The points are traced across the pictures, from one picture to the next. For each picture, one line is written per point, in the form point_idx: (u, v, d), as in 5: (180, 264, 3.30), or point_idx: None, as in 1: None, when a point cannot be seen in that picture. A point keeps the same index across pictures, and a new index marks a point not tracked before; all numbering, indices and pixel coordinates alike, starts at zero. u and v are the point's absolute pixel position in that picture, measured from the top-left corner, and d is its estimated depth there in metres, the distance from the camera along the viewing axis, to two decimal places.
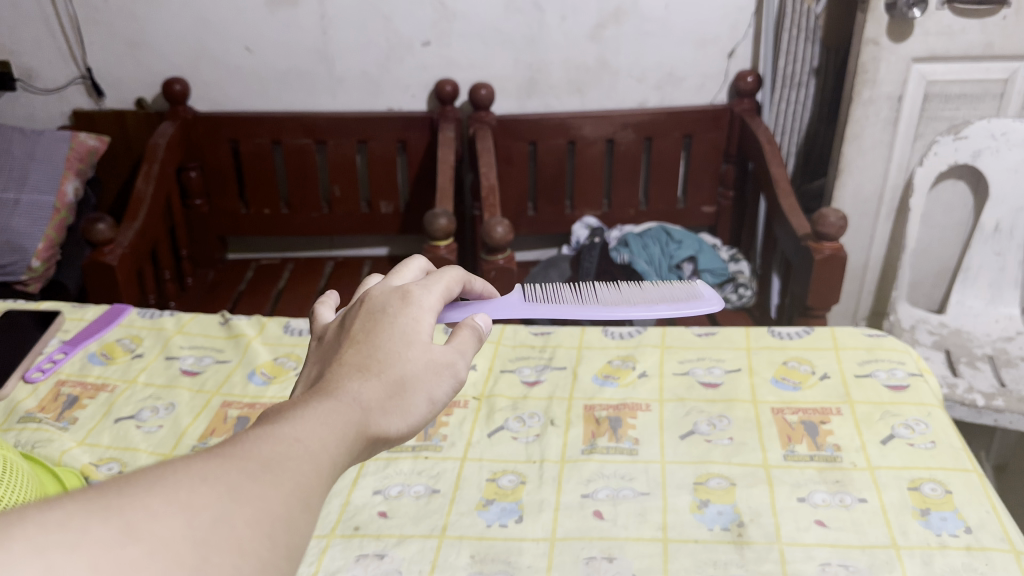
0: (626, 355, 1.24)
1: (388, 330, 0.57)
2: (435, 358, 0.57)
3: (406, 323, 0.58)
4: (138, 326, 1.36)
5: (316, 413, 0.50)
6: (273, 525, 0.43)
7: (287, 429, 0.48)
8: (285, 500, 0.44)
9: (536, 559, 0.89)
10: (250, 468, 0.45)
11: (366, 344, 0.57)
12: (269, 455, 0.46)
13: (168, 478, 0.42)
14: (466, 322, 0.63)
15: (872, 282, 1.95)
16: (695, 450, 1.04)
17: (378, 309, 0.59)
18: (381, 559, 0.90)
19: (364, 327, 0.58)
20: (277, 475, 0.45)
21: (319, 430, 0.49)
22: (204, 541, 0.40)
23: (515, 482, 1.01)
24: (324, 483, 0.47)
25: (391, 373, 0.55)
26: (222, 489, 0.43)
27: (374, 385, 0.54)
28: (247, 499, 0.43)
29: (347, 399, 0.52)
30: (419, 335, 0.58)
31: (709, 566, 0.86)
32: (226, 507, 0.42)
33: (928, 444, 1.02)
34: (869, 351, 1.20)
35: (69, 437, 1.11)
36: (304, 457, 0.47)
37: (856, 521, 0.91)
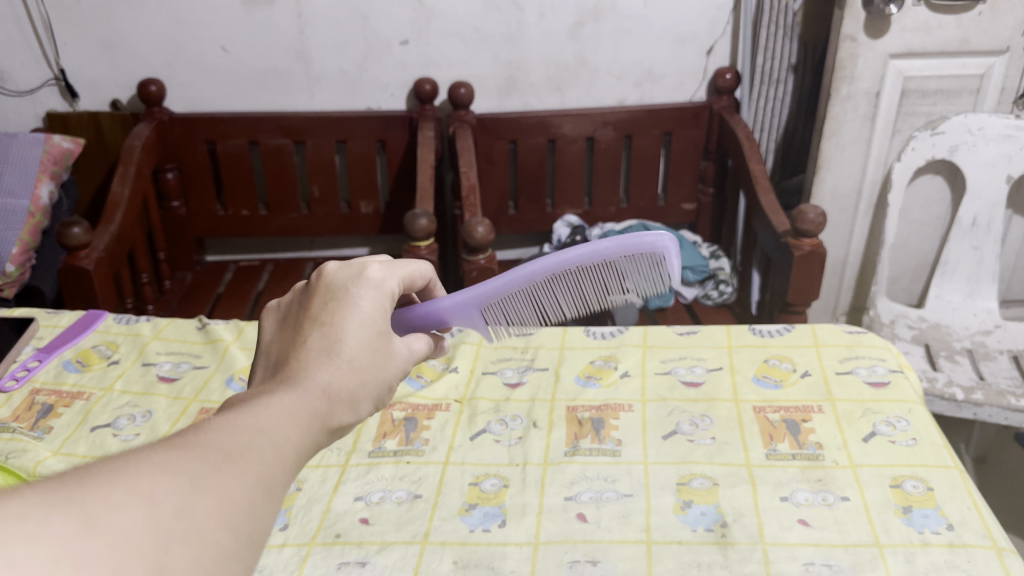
0: (608, 356, 1.24)
1: (353, 312, 0.57)
2: (388, 345, 0.59)
3: (370, 305, 0.58)
4: (114, 333, 1.34)
5: (284, 404, 0.50)
6: (236, 515, 0.42)
7: (251, 419, 0.48)
8: (247, 490, 0.43)
9: (520, 564, 0.89)
10: (211, 457, 0.44)
11: (328, 327, 0.56)
12: (230, 446, 0.45)
13: (129, 468, 0.41)
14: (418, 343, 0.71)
15: (852, 277, 1.96)
16: (677, 450, 1.04)
17: (340, 288, 0.59)
18: (363, 566, 0.89)
19: (327, 307, 0.58)
20: (240, 466, 0.44)
21: (285, 421, 0.49)
22: (166, 532, 0.39)
23: (498, 486, 1.00)
24: (286, 472, 0.47)
25: (355, 358, 0.56)
26: (183, 478, 0.42)
27: (342, 372, 0.54)
28: (209, 489, 0.42)
29: (316, 388, 0.52)
30: (379, 318, 0.59)
31: (693, 568, 0.86)
32: (188, 498, 0.41)
33: (909, 441, 1.02)
34: (849, 349, 1.21)
35: (43, 447, 1.09)
36: (267, 447, 0.46)
37: (839, 519, 0.91)
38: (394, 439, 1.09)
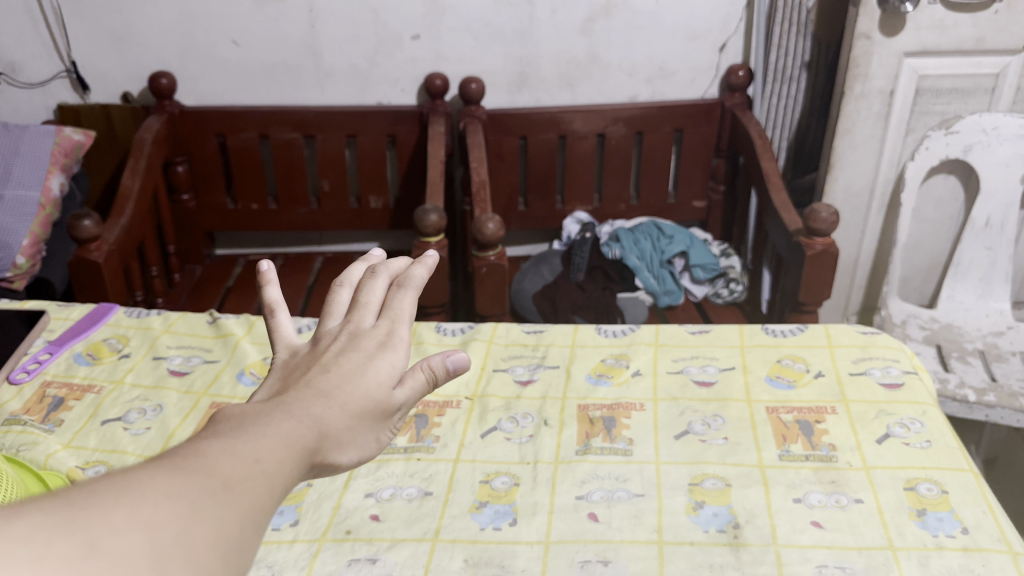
0: (620, 354, 1.23)
1: (361, 364, 0.55)
2: (392, 403, 0.55)
3: (381, 362, 0.56)
4: (125, 326, 1.34)
5: (276, 430, 0.49)
6: (227, 545, 0.41)
7: (249, 448, 0.47)
8: (242, 520, 0.43)
9: (531, 562, 0.88)
10: (210, 485, 0.43)
11: (332, 371, 0.55)
12: (228, 474, 0.44)
13: (131, 492, 0.41)
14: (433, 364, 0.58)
15: (863, 277, 1.95)
16: (689, 450, 1.03)
17: (358, 340, 0.57)
18: (373, 563, 0.89)
19: (336, 355, 0.56)
20: (237, 493, 0.44)
21: (276, 453, 0.48)
22: (162, 557, 0.39)
23: (509, 484, 1.00)
24: (275, 503, 0.46)
25: (354, 405, 0.53)
26: (182, 504, 0.41)
27: (336, 415, 0.52)
28: (206, 516, 0.41)
29: (307, 419, 0.51)
30: (389, 376, 0.56)
31: (705, 569, 0.86)
32: (186, 523, 0.41)
33: (924, 443, 1.01)
34: (862, 349, 1.20)
35: (54, 440, 1.08)
36: (265, 477, 0.46)
37: (852, 522, 0.90)
38: (405, 435, 1.09)
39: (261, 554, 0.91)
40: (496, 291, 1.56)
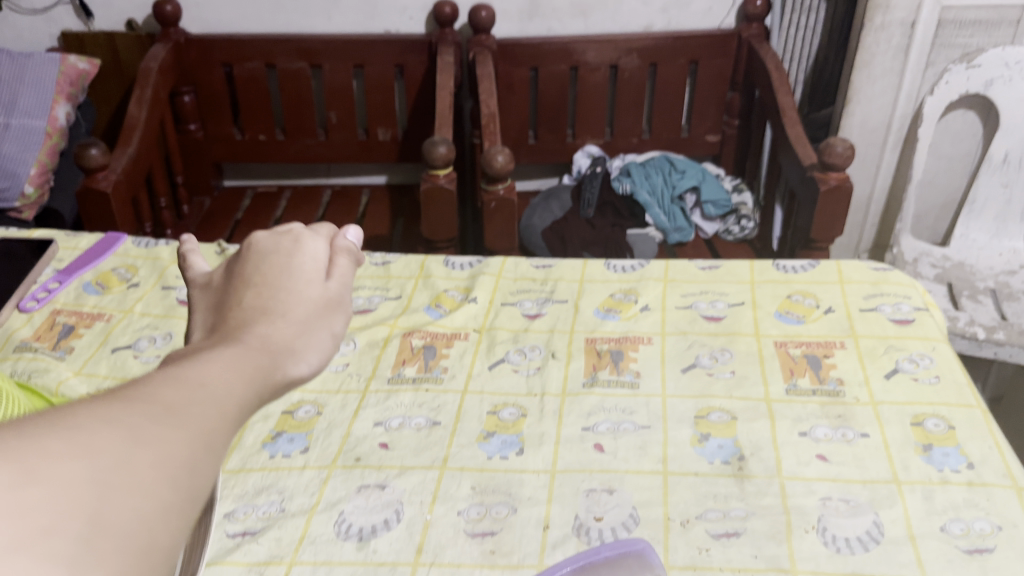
0: (629, 289, 1.23)
1: (286, 271, 0.55)
2: (330, 294, 0.56)
3: (300, 261, 0.56)
4: (134, 256, 1.33)
5: (220, 360, 0.47)
6: (178, 470, 0.39)
7: (191, 374, 0.45)
8: (190, 443, 0.40)
9: (537, 490, 0.89)
10: (150, 413, 0.40)
11: (261, 287, 0.54)
12: (171, 400, 0.42)
13: (65, 418, 0.38)
14: (342, 245, 0.60)
15: (876, 214, 1.93)
16: (696, 384, 1.03)
17: (268, 250, 0.57)
18: (382, 489, 0.90)
19: (258, 270, 0.56)
20: (181, 418, 0.41)
21: (223, 375, 0.46)
22: (104, 482, 0.36)
23: (516, 415, 1.01)
24: (227, 429, 0.43)
25: (295, 314, 0.53)
26: (122, 431, 0.39)
27: (280, 327, 0.52)
28: (148, 443, 0.39)
29: (251, 340, 0.50)
30: (315, 272, 0.56)
31: (710, 499, 0.87)
32: (127, 448, 0.38)
33: (932, 379, 1.01)
34: (873, 286, 1.19)
35: (65, 367, 1.10)
36: (210, 400, 0.44)
37: (857, 455, 0.91)
38: (413, 367, 1.10)
39: (272, 480, 0.93)
40: (505, 225, 1.54)
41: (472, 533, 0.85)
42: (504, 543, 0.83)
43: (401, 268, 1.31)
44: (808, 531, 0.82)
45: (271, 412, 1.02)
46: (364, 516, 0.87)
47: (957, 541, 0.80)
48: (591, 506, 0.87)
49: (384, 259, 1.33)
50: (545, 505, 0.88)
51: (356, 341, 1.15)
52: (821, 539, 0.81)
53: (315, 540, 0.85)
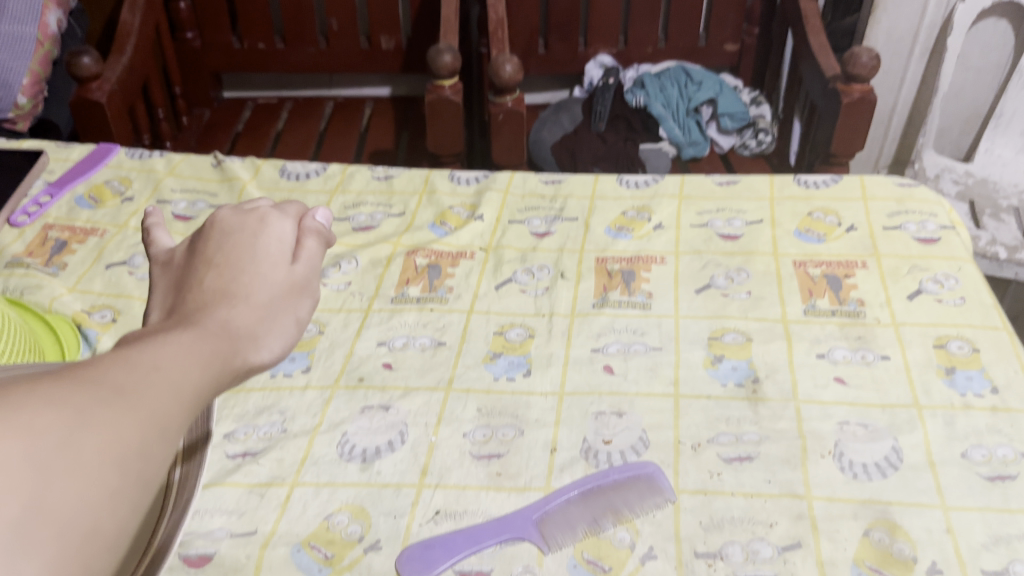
0: (642, 207, 1.18)
1: (250, 252, 0.57)
2: (295, 279, 0.57)
3: (265, 244, 0.58)
4: (127, 168, 1.29)
5: (177, 343, 0.49)
6: (125, 453, 0.42)
7: (145, 357, 0.47)
8: (139, 428, 0.43)
9: (544, 413, 0.87)
10: (101, 396, 0.43)
11: (224, 267, 0.56)
12: (122, 382, 0.45)
13: (16, 398, 0.40)
14: (311, 227, 0.62)
15: (898, 128, 1.85)
16: (711, 304, 1.00)
17: (234, 231, 0.58)
18: (386, 411, 0.88)
19: (220, 248, 0.57)
20: (132, 401, 0.44)
21: (180, 360, 0.48)
22: (47, 465, 0.38)
23: (524, 336, 0.98)
24: (180, 413, 0.46)
25: (257, 297, 0.54)
26: (71, 413, 0.41)
27: (241, 311, 0.53)
28: (96, 425, 0.41)
29: (211, 322, 0.52)
30: (280, 257, 0.58)
31: (722, 423, 0.84)
32: (74, 430, 0.40)
33: (957, 300, 0.97)
34: (898, 203, 1.14)
35: (59, 283, 1.06)
36: (163, 385, 0.46)
37: (877, 379, 0.88)
38: (417, 286, 1.06)
39: (273, 400, 0.90)
40: (513, 138, 1.48)
41: (477, 455, 0.83)
42: (511, 466, 0.81)
43: (404, 183, 1.27)
44: (824, 456, 0.80)
45: None
46: (367, 438, 0.85)
47: (979, 468, 0.77)
48: (600, 429, 0.84)
49: (386, 173, 1.28)
50: (553, 427, 0.85)
51: (358, 259, 1.11)
52: (838, 465, 0.79)
53: (318, 461, 0.83)
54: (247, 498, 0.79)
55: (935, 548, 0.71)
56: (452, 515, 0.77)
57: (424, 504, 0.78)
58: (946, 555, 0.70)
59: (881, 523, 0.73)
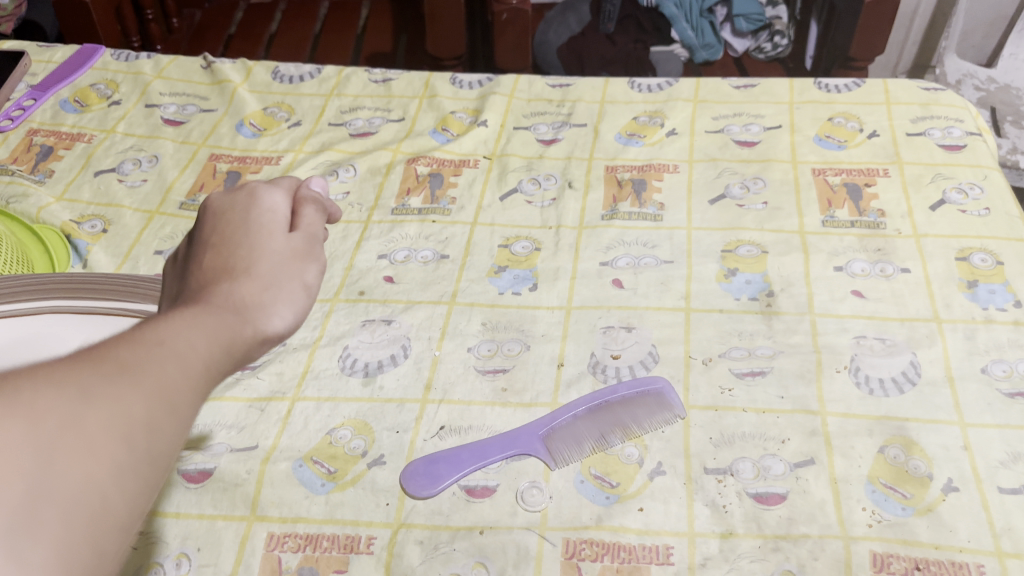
0: (654, 112, 1.12)
1: (249, 221, 0.52)
2: (298, 246, 0.52)
3: (260, 215, 0.53)
4: (113, 70, 1.23)
5: (182, 316, 0.43)
6: (130, 431, 0.36)
7: (148, 331, 0.41)
8: (146, 401, 0.38)
9: (551, 327, 0.85)
10: (104, 370, 0.38)
11: (225, 241, 0.50)
12: (124, 356, 0.39)
13: (5, 380, 0.35)
14: (307, 196, 0.57)
15: (920, 30, 1.76)
16: (725, 216, 0.96)
17: (226, 208, 0.53)
18: (389, 325, 0.86)
19: (216, 223, 0.52)
20: (135, 375, 0.38)
21: (187, 332, 0.42)
22: (42, 449, 0.33)
23: (530, 249, 0.94)
24: (193, 387, 0.40)
25: (261, 267, 0.49)
26: (71, 390, 0.36)
27: (248, 282, 0.47)
28: (101, 401, 0.36)
29: (214, 296, 0.46)
30: (279, 226, 0.53)
31: (734, 338, 0.82)
32: (73, 408, 0.35)
33: (982, 211, 0.93)
34: (923, 108, 1.08)
35: (46, 192, 1.02)
36: (170, 357, 0.40)
37: (896, 292, 0.85)
38: (419, 196, 1.02)
39: None
40: (517, 39, 1.41)
41: (482, 370, 0.81)
42: (516, 381, 0.79)
43: (404, 86, 1.21)
44: (839, 371, 0.78)
45: None
46: (369, 352, 0.83)
47: (999, 384, 0.75)
48: (608, 344, 0.82)
49: (384, 76, 1.22)
50: (560, 342, 0.83)
51: (357, 167, 1.06)
52: (853, 380, 0.77)
53: (319, 375, 0.81)
54: (247, 413, 0.78)
55: (951, 466, 0.69)
56: (456, 431, 0.75)
57: (428, 419, 0.76)
58: (962, 472, 0.68)
59: (897, 440, 0.71)
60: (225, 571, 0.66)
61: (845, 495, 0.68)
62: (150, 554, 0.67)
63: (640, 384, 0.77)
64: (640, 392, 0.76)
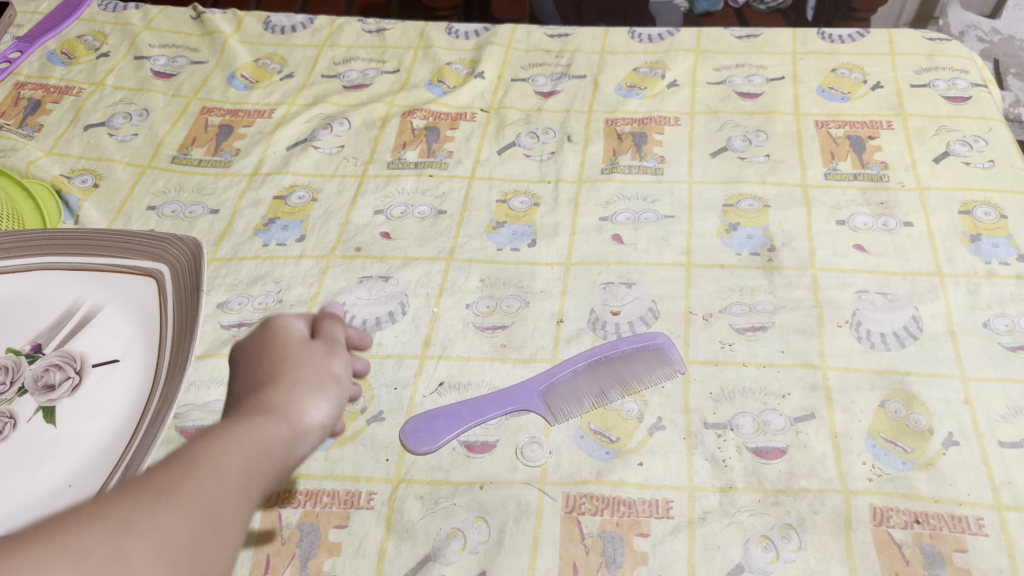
0: (655, 63, 1.10)
1: (273, 335, 0.51)
2: (323, 350, 0.51)
3: (280, 328, 0.51)
4: (101, 22, 1.20)
5: (218, 431, 0.42)
6: (173, 558, 0.35)
7: (185, 450, 0.40)
8: (189, 523, 0.36)
9: (550, 284, 0.84)
10: (137, 499, 0.36)
11: (253, 356, 0.50)
12: (161, 479, 0.37)
13: (48, 521, 0.34)
14: (325, 314, 0.55)
15: None
16: (727, 169, 0.94)
17: (239, 337, 0.52)
18: (386, 282, 0.85)
19: (242, 347, 0.51)
20: (176, 497, 0.37)
21: (222, 448, 0.41)
22: None
23: (528, 204, 0.93)
24: (234, 503, 0.39)
25: (290, 372, 0.48)
26: (111, 525, 0.34)
27: (279, 391, 0.47)
28: (141, 531, 0.34)
29: (243, 411, 0.45)
30: (301, 333, 0.52)
31: (735, 293, 0.81)
32: (120, 540, 0.34)
33: (986, 163, 0.92)
34: (927, 59, 1.06)
35: (35, 147, 1.00)
36: (210, 475, 0.39)
37: (899, 247, 0.84)
38: (415, 150, 1.00)
39: (267, 269, 0.87)
40: None
41: (481, 326, 0.80)
42: (516, 337, 0.79)
43: (398, 37, 1.18)
44: (841, 326, 0.77)
45: (262, 198, 0.95)
46: (367, 308, 0.82)
47: (1001, 338, 0.75)
48: (608, 300, 0.81)
49: (378, 26, 1.20)
50: (559, 298, 0.82)
51: (351, 120, 1.04)
52: (855, 334, 0.76)
53: None
54: None
55: (952, 420, 0.69)
56: (456, 387, 0.75)
57: (427, 375, 0.76)
58: (963, 426, 0.68)
59: (898, 394, 0.71)
60: None
61: (845, 449, 0.68)
62: None
63: (640, 338, 0.76)
64: (640, 346, 0.76)
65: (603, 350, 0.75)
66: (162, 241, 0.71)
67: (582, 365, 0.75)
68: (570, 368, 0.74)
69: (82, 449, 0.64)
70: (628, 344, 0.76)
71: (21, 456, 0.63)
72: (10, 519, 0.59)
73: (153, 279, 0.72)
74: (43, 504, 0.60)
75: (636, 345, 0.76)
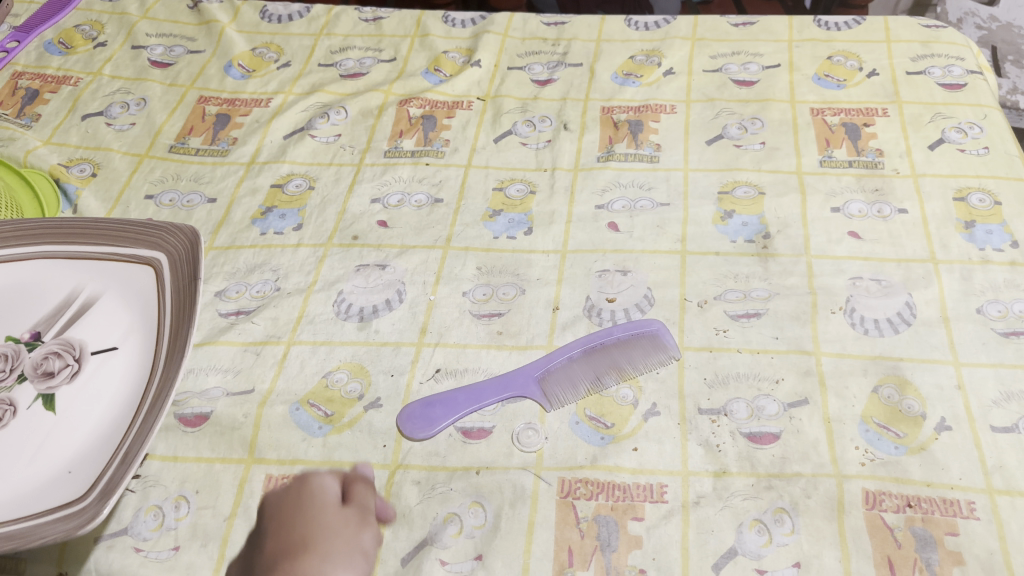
0: (651, 50, 1.10)
1: (305, 502, 0.50)
2: (355, 520, 0.50)
3: (314, 493, 0.50)
4: (98, 11, 1.21)
5: None
6: None
7: None
8: None
9: (546, 272, 0.84)
10: None
11: (283, 527, 0.48)
12: None
13: None
14: (356, 477, 0.54)
15: None
16: (722, 157, 0.95)
17: (271, 497, 0.51)
18: (383, 270, 0.85)
19: (273, 514, 0.49)
20: None
21: None
22: None
23: (524, 192, 0.93)
24: None
25: (322, 548, 0.47)
26: None
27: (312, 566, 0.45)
28: None
29: None
30: (334, 499, 0.51)
31: (730, 280, 0.81)
32: None
33: (981, 150, 0.92)
34: (923, 46, 1.06)
35: (33, 136, 1.01)
36: None
37: (893, 234, 0.84)
38: (412, 139, 1.01)
39: (265, 258, 0.87)
40: None
41: (477, 314, 0.80)
42: (512, 324, 0.79)
43: (395, 25, 1.18)
44: (835, 313, 0.78)
45: (259, 186, 0.95)
46: (364, 296, 0.83)
47: (994, 324, 0.75)
48: (603, 287, 0.82)
49: (375, 15, 1.20)
50: (555, 286, 0.83)
51: (348, 109, 1.05)
52: (848, 321, 0.77)
53: (314, 319, 0.81)
54: (242, 357, 0.78)
55: (945, 405, 0.70)
56: (452, 373, 0.75)
57: (424, 362, 0.76)
58: (956, 411, 0.69)
59: (891, 379, 0.72)
60: (224, 513, 0.66)
61: (838, 434, 0.68)
62: (149, 496, 0.68)
63: (635, 326, 0.77)
64: (635, 333, 0.76)
65: (599, 338, 0.76)
66: (159, 230, 0.73)
67: (578, 352, 0.75)
68: (567, 356, 0.75)
69: (82, 437, 0.64)
70: (624, 331, 0.77)
71: (21, 444, 0.64)
72: (10, 504, 0.60)
73: (151, 268, 0.73)
74: (42, 490, 0.61)
75: (631, 333, 0.76)
